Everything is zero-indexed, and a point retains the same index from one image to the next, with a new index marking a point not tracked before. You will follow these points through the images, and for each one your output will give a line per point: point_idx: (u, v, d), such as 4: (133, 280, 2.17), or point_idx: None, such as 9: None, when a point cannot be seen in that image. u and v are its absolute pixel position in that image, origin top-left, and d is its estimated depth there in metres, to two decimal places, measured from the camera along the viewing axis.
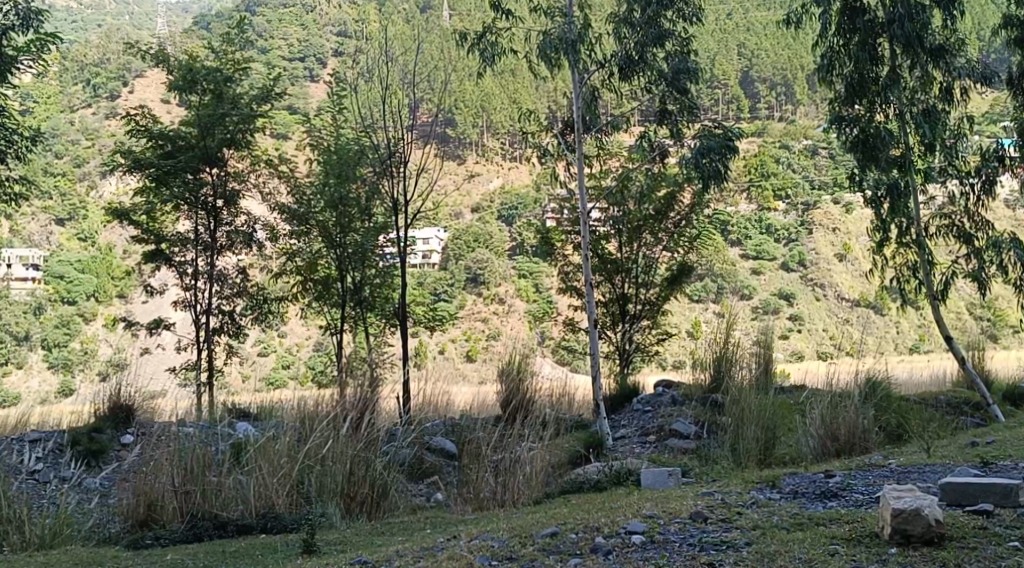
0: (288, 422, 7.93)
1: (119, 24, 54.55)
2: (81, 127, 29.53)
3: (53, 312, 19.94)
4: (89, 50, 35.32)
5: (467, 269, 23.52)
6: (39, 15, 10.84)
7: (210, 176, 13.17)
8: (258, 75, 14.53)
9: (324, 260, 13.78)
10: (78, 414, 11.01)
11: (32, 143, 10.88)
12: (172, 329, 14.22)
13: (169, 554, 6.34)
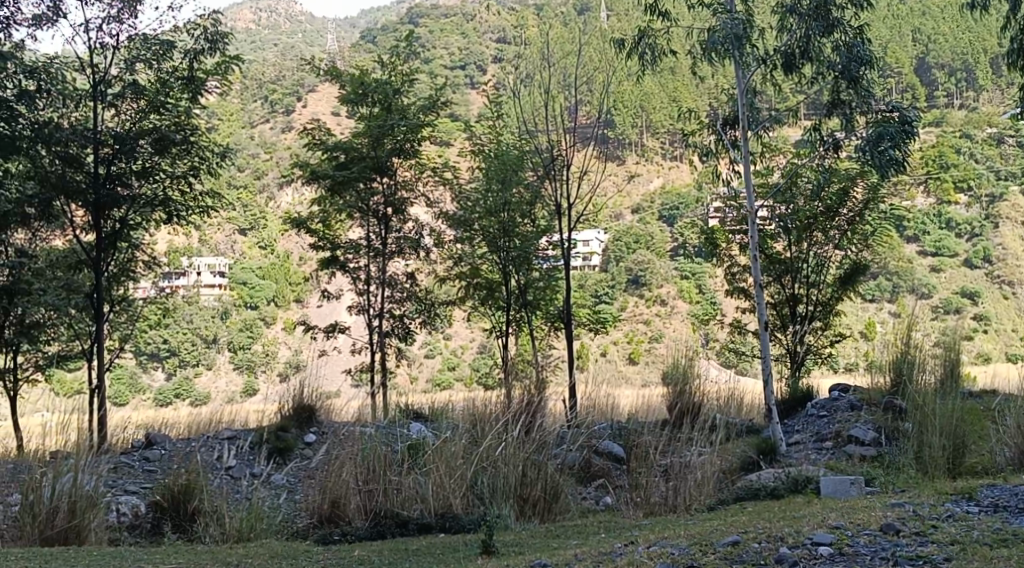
0: (461, 424, 8.11)
1: (294, 43, 57.65)
2: (260, 141, 31.19)
3: (237, 317, 21.16)
4: (266, 71, 37.52)
5: (629, 270, 23.51)
6: (225, 36, 11.50)
7: (381, 185, 13.61)
8: (424, 85, 14.93)
9: (487, 263, 14.04)
10: (265, 414, 11.63)
11: (223, 158, 11.57)
12: (346, 332, 14.74)
13: (356, 550, 6.61)
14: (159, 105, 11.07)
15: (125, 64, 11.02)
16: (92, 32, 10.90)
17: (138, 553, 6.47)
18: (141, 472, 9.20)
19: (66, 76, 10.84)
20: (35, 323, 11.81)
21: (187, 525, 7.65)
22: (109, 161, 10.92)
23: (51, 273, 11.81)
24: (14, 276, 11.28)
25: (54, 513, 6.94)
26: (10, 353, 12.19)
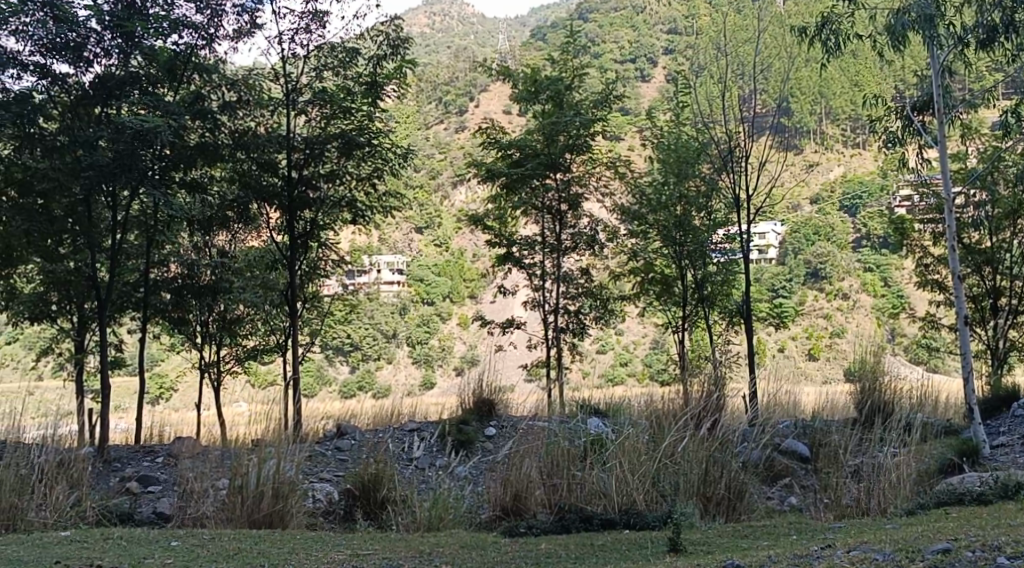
0: (640, 421, 8.06)
1: (465, 44, 59.21)
2: (434, 141, 32.05)
3: (415, 312, 21.79)
4: (440, 73, 38.66)
5: (808, 263, 22.81)
6: (405, 41, 11.80)
7: (554, 181, 13.64)
8: (594, 79, 14.87)
9: (662, 259, 13.98)
10: (446, 408, 11.91)
11: (405, 159, 11.90)
12: (523, 328, 14.89)
13: (543, 543, 6.67)
14: (343, 110, 11.48)
15: (315, 71, 11.55)
16: (284, 43, 11.46)
17: (338, 538, 6.74)
18: (333, 461, 9.59)
19: (263, 86, 11.40)
20: (236, 318, 12.75)
21: (377, 513, 7.87)
22: (300, 166, 11.48)
23: (248, 273, 12.37)
24: (217, 277, 11.99)
25: (260, 498, 7.34)
26: (213, 346, 12.97)
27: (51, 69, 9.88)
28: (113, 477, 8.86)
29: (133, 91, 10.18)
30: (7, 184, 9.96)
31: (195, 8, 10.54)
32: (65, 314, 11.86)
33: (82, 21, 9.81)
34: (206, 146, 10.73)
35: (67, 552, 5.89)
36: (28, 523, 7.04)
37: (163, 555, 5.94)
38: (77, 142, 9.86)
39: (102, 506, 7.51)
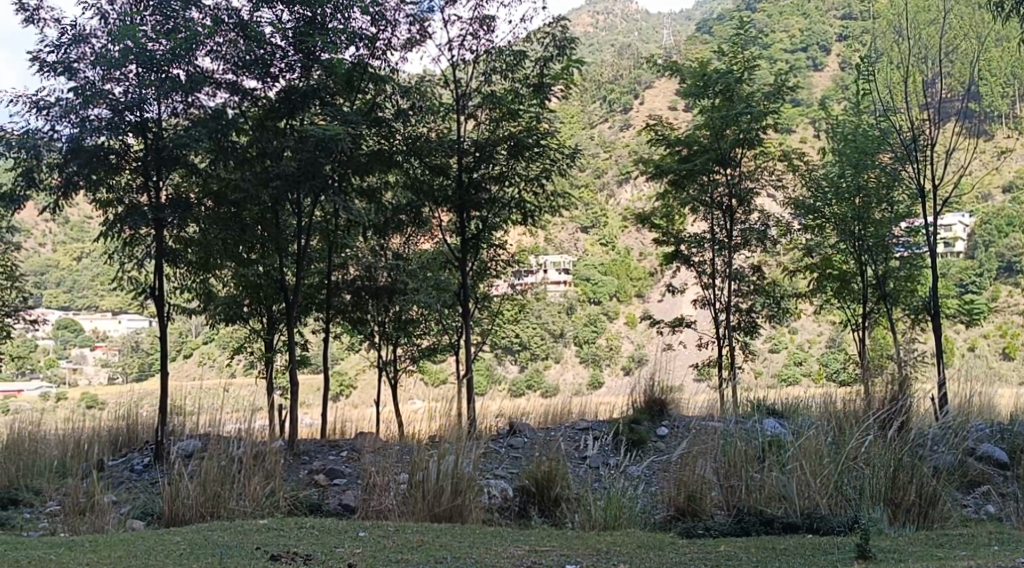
0: (820, 422, 7.84)
1: (629, 41, 58.95)
2: (599, 140, 32.03)
3: (583, 311, 21.85)
4: (604, 70, 38.60)
5: (1000, 256, 21.46)
6: (572, 42, 11.80)
7: (724, 176, 13.32)
8: (765, 71, 14.41)
9: (840, 255, 13.48)
10: (617, 407, 11.87)
11: (573, 159, 11.88)
12: (693, 327, 14.64)
13: (722, 544, 6.53)
14: (510, 113, 11.71)
15: (483, 76, 11.78)
16: (453, 50, 11.71)
17: (515, 533, 6.83)
18: (507, 457, 9.76)
19: (434, 91, 11.64)
20: (410, 319, 13.05)
21: (552, 510, 7.86)
22: (471, 168, 11.68)
23: (422, 274, 12.74)
24: (393, 277, 12.52)
25: (440, 492, 7.54)
26: (390, 345, 13.40)
27: (242, 86, 10.45)
28: (302, 469, 9.29)
29: (314, 103, 10.66)
30: (204, 195, 10.49)
31: (370, 20, 10.84)
32: (255, 315, 12.53)
33: (268, 38, 10.40)
34: (381, 153, 11.05)
35: (266, 538, 6.21)
36: (231, 510, 7.44)
37: (353, 544, 6.18)
38: (265, 153, 10.51)
39: (293, 497, 7.87)
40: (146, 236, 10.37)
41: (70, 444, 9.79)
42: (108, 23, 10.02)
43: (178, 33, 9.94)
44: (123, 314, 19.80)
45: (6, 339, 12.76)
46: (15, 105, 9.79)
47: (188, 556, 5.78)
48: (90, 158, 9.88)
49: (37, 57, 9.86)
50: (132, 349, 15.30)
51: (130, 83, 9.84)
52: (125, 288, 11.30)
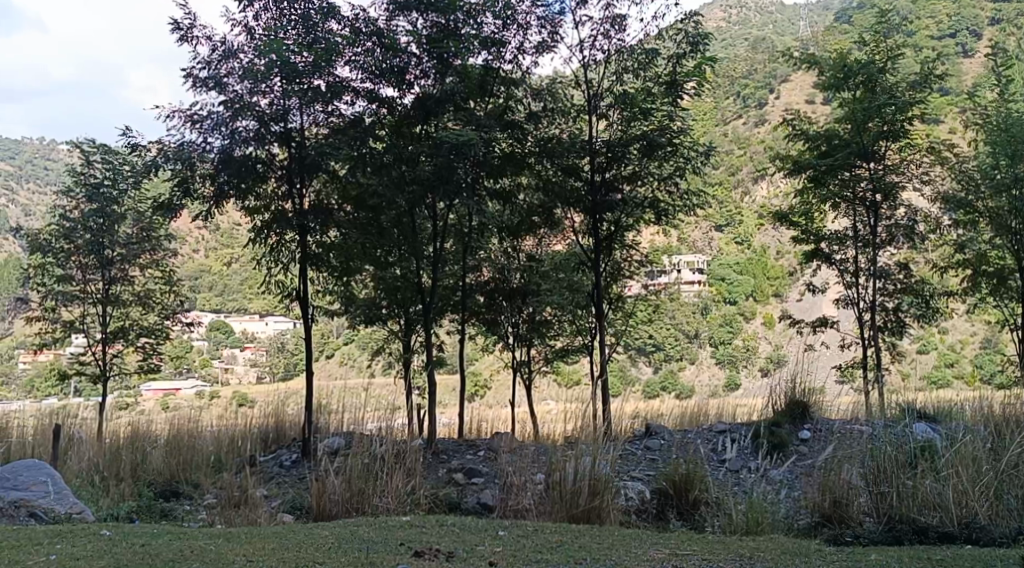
0: (976, 428, 7.50)
1: (762, 35, 57.63)
2: (734, 138, 31.43)
3: (719, 311, 21.49)
4: (738, 65, 37.87)
5: None
6: (706, 37, 11.59)
7: (867, 170, 12.68)
8: (910, 59, 13.83)
9: (996, 251, 12.82)
10: (757, 409, 11.62)
11: (708, 157, 11.74)
12: (836, 326, 14.18)
13: (873, 553, 6.30)
14: (643, 112, 11.47)
15: (616, 75, 11.69)
16: (585, 50, 11.70)
17: (654, 536, 6.73)
18: (644, 459, 9.65)
19: (566, 93, 11.75)
20: (543, 320, 13.06)
21: (690, 513, 7.71)
22: (603, 169, 11.64)
23: (555, 275, 12.91)
24: (526, 279, 12.74)
25: (577, 493, 7.53)
26: (524, 347, 13.47)
27: (379, 94, 10.71)
28: (441, 468, 9.43)
29: (449, 108, 10.81)
30: (344, 200, 10.84)
31: (501, 24, 10.97)
32: (393, 317, 12.78)
33: (404, 46, 10.61)
34: (513, 155, 11.23)
35: (410, 535, 6.33)
36: (375, 506, 7.61)
37: (492, 542, 6.25)
38: (401, 158, 10.74)
39: (433, 496, 7.99)
40: (291, 241, 10.79)
41: (224, 440, 10.27)
42: (254, 38, 10.46)
43: (320, 46, 10.32)
44: (269, 317, 20.61)
45: (165, 341, 13.47)
46: (171, 120, 10.34)
47: (336, 549, 5.95)
48: (239, 168, 10.29)
49: (191, 73, 10.38)
50: (278, 350, 15.89)
51: (275, 95, 10.26)
52: (271, 291, 11.75)
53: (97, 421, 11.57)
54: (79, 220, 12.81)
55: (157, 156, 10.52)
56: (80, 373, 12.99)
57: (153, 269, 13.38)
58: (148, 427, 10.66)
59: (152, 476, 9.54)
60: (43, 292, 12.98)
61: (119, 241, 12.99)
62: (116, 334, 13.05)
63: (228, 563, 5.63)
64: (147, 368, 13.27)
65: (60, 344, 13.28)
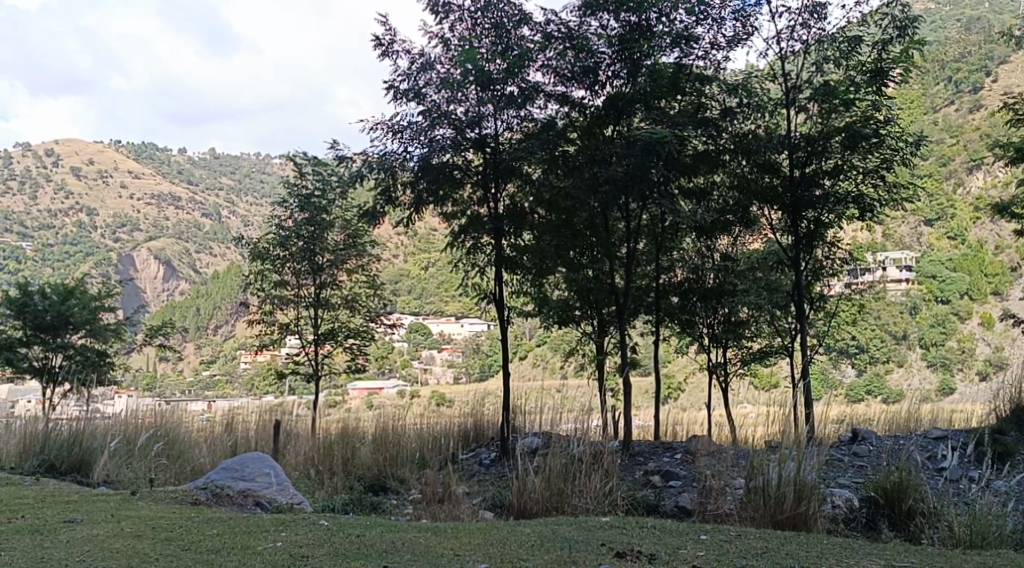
0: None
1: (974, 15, 54.20)
2: (944, 126, 29.74)
3: (930, 310, 20.37)
4: (948, 49, 35.86)
5: None
6: (915, 20, 10.96)
7: None
8: None
9: None
10: (976, 414, 10.91)
11: (918, 147, 11.10)
12: None
13: None
14: (843, 103, 10.96)
15: (816, 66, 11.31)
16: (782, 42, 11.33)
17: (868, 546, 6.44)
18: (852, 466, 9.22)
19: (762, 86, 11.51)
20: (740, 320, 12.78)
21: (904, 524, 7.29)
22: (803, 164, 11.22)
23: (752, 275, 12.59)
24: (722, 278, 12.51)
25: (782, 499, 7.28)
26: (720, 348, 13.19)
27: (571, 97, 10.80)
28: (638, 470, 9.36)
29: (639, 108, 10.61)
30: (537, 204, 10.83)
31: (694, 20, 10.77)
32: (586, 318, 12.79)
33: (596, 47, 10.59)
34: (707, 153, 10.94)
35: (610, 536, 6.32)
36: (574, 506, 7.66)
37: (695, 546, 6.15)
38: (593, 159, 10.54)
39: (631, 497, 7.96)
40: (487, 244, 11.00)
41: (428, 438, 10.67)
42: (450, 48, 10.84)
43: (512, 53, 10.54)
44: (467, 319, 21.20)
45: (370, 342, 14.02)
46: (375, 131, 10.81)
47: (539, 547, 6.02)
48: (437, 175, 10.63)
49: (392, 85, 10.83)
50: (475, 351, 16.28)
51: (470, 103, 10.59)
52: (468, 294, 12.06)
53: (310, 418, 12.23)
54: (293, 228, 13.61)
55: (362, 166, 11.04)
56: (295, 372, 13.77)
57: (359, 274, 13.97)
58: (355, 423, 11.16)
59: (362, 471, 9.99)
60: (261, 297, 13.96)
61: (329, 247, 13.68)
62: (327, 336, 13.75)
63: (437, 556, 5.80)
64: (354, 368, 13.89)
65: (277, 345, 14.13)
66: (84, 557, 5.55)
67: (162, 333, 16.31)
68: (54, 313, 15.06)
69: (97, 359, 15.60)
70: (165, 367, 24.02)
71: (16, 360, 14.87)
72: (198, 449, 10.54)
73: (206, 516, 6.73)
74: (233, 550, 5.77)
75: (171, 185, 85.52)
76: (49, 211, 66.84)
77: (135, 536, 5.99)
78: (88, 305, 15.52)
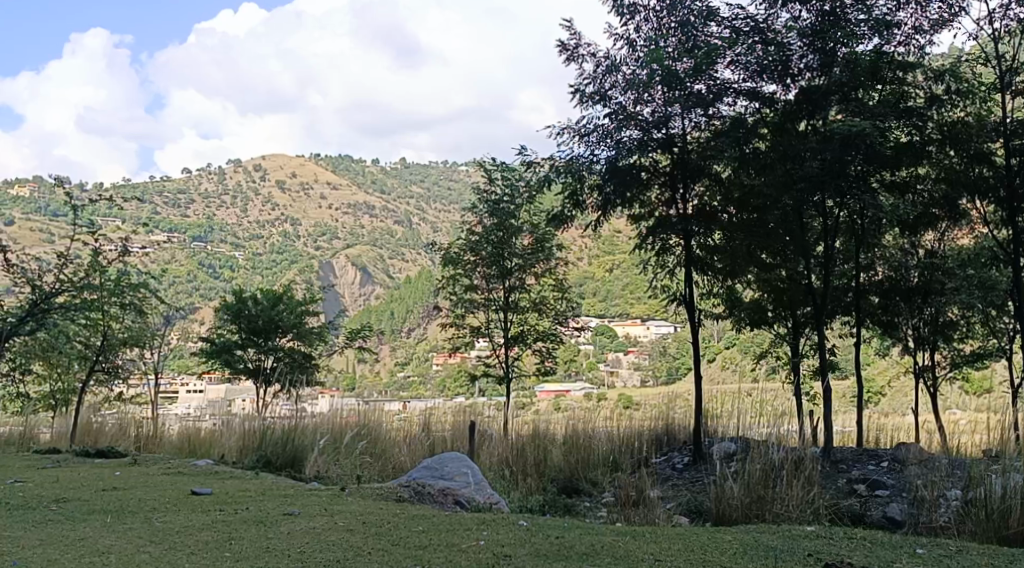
0: None
1: None
2: None
3: None
4: None
5: None
6: None
7: None
8: None
9: None
10: None
11: None
12: None
13: None
14: None
15: None
16: (995, 22, 10.57)
17: None
18: None
19: (974, 71, 10.74)
20: (949, 321, 12.02)
21: None
22: None
23: (962, 271, 11.67)
24: (928, 277, 11.65)
25: (1006, 513, 6.79)
26: (928, 350, 12.45)
27: (760, 93, 10.43)
28: (840, 478, 8.99)
29: (836, 100, 10.18)
30: (727, 203, 10.62)
31: (895, 5, 10.21)
32: (780, 320, 12.37)
33: (787, 39, 10.20)
34: (911, 144, 10.30)
35: (817, 546, 6.11)
36: (776, 514, 7.41)
37: (911, 561, 5.85)
38: (787, 155, 10.23)
39: (835, 507, 7.64)
40: (676, 245, 10.83)
41: (618, 441, 10.61)
42: (636, 48, 10.82)
43: (700, 50, 10.35)
44: (655, 321, 21.03)
45: (558, 345, 14.12)
46: (561, 135, 10.91)
47: (742, 555, 5.89)
48: (624, 177, 10.65)
49: (577, 90, 10.89)
50: (665, 354, 16.12)
51: (657, 103, 10.53)
52: (657, 296, 11.93)
53: (501, 419, 12.44)
54: (482, 234, 13.92)
55: (550, 171, 11.13)
56: (487, 374, 14.06)
57: (546, 277, 14.05)
58: (547, 425, 11.25)
59: (555, 472, 10.11)
60: (454, 301, 14.35)
61: (517, 252, 13.90)
62: (515, 339, 13.90)
63: (638, 560, 5.77)
64: (543, 370, 14.03)
65: (469, 348, 14.46)
66: (305, 548, 5.85)
67: (359, 337, 16.99)
68: (265, 318, 16.03)
69: (304, 361, 16.46)
70: (365, 369, 25.05)
71: (233, 362, 15.92)
72: (399, 447, 10.88)
73: (413, 514, 6.95)
74: (440, 546, 5.96)
75: (365, 195, 89.19)
76: (256, 223, 71.18)
77: (348, 531, 6.27)
78: (296, 310, 16.43)
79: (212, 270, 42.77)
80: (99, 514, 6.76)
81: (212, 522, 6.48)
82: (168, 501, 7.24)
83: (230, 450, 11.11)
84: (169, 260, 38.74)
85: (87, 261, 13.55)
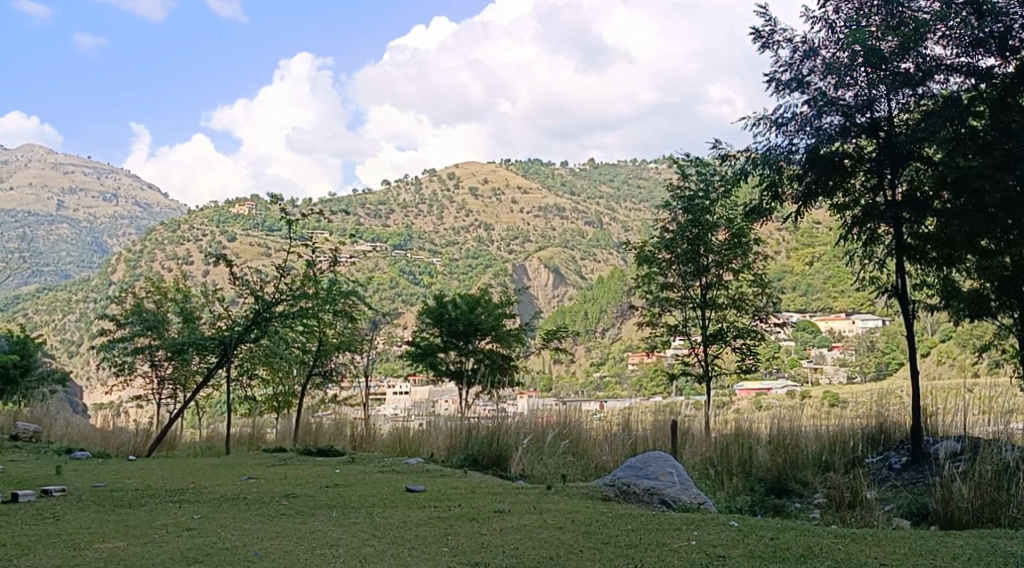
0: None
1: None
2: None
3: None
4: None
5: None
6: None
7: None
8: None
9: None
10: None
11: None
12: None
13: None
14: None
15: None
16: None
17: None
18: None
19: None
20: None
21: None
22: None
23: None
24: None
25: None
26: None
27: (977, 67, 9.73)
28: None
29: None
30: (941, 187, 9.65)
31: None
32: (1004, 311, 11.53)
33: (1005, 6, 9.44)
34: None
35: None
36: (1012, 519, 6.90)
37: None
38: (1010, 134, 9.14)
39: None
40: (885, 234, 10.38)
41: (828, 440, 10.23)
42: (836, 31, 10.43)
43: (906, 27, 9.81)
44: (861, 314, 20.12)
45: (759, 342, 13.75)
46: (758, 126, 10.64)
47: (977, 561, 5.53)
48: (826, 165, 10.31)
49: (773, 77, 10.57)
50: (875, 350, 15.39)
51: (861, 86, 10.06)
52: (864, 289, 11.41)
53: (702, 417, 12.25)
54: (677, 231, 13.68)
55: (747, 164, 10.99)
56: (686, 373, 13.86)
57: (744, 273, 13.67)
58: (751, 424, 10.97)
59: (762, 472, 9.85)
60: (650, 299, 14.22)
61: (713, 248, 13.59)
62: (714, 336, 13.64)
63: (862, 564, 5.52)
64: (744, 369, 13.66)
65: (666, 347, 14.29)
66: (518, 544, 5.96)
67: (556, 338, 17.13)
68: (465, 321, 16.44)
69: (503, 363, 16.77)
70: (562, 369, 25.20)
71: (437, 364, 16.42)
72: (600, 447, 10.90)
73: (618, 513, 6.91)
74: (650, 545, 5.91)
75: (555, 197, 90.04)
76: (451, 229, 73.24)
77: (558, 528, 6.33)
78: (494, 312, 16.73)
79: (412, 276, 44.43)
80: (324, 509, 7.12)
81: (428, 518, 6.69)
82: (385, 497, 7.57)
83: (438, 448, 11.50)
84: (373, 267, 40.49)
85: (302, 272, 14.29)
